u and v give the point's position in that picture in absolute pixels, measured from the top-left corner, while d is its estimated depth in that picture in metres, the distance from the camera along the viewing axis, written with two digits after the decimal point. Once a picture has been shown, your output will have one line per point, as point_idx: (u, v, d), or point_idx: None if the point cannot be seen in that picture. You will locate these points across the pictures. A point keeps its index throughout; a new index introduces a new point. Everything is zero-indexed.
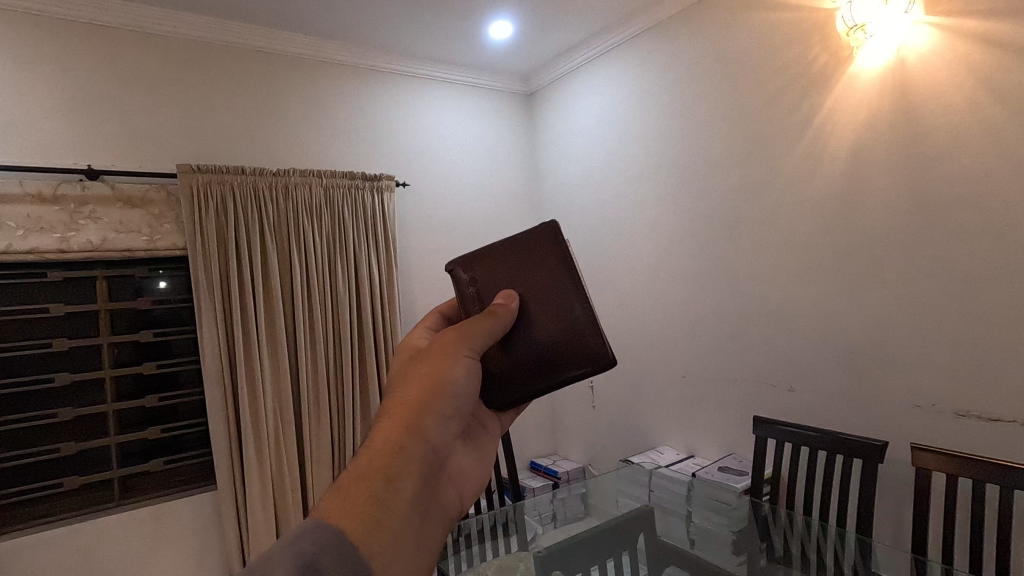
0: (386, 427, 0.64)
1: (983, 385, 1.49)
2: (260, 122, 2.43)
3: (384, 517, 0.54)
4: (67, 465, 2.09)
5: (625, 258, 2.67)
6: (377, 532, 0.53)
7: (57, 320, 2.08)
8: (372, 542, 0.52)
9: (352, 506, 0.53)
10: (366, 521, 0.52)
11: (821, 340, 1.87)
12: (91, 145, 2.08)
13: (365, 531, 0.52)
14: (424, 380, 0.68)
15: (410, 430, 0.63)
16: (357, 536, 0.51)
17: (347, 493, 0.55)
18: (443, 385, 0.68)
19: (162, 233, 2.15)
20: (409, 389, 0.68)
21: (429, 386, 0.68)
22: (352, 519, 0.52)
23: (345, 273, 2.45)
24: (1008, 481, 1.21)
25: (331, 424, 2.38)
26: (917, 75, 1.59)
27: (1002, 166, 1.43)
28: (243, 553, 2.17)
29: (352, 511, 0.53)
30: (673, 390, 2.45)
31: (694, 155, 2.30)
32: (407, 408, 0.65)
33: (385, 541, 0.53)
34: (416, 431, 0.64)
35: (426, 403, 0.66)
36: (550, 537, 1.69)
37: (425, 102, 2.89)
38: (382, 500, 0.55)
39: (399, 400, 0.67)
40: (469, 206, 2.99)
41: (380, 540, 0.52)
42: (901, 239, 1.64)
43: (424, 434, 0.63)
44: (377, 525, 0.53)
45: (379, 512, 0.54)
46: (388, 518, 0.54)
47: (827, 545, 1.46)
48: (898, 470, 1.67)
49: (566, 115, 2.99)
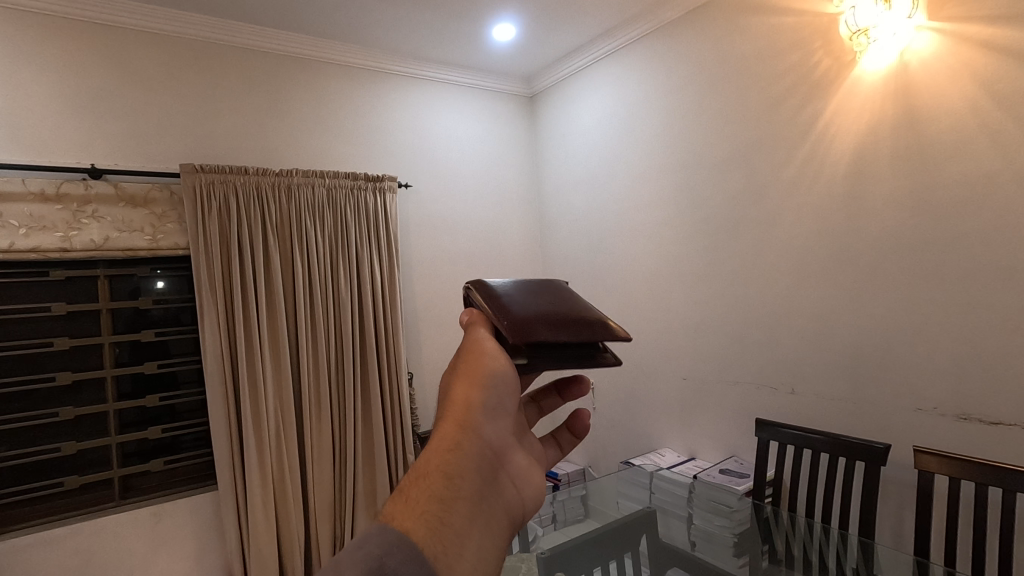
0: (442, 425, 0.68)
1: (984, 389, 1.49)
2: (263, 122, 2.43)
3: (446, 516, 0.59)
4: (68, 464, 2.08)
5: (627, 260, 2.67)
6: (440, 531, 0.57)
7: (58, 319, 2.08)
8: (436, 541, 0.56)
9: (414, 509, 0.58)
10: (428, 521, 0.57)
11: (822, 343, 1.87)
12: (94, 144, 2.07)
13: (428, 531, 0.57)
14: (470, 376, 0.70)
15: (464, 427, 0.67)
16: (420, 537, 0.56)
17: (409, 495, 0.60)
18: (490, 381, 0.71)
19: (164, 232, 2.15)
20: (458, 382, 0.70)
21: (476, 381, 0.71)
22: (413, 520, 0.57)
23: (347, 273, 2.46)
24: (1011, 485, 1.22)
25: (332, 423, 2.37)
26: (919, 80, 1.60)
27: (1004, 171, 1.44)
28: (243, 552, 2.17)
29: (414, 512, 0.58)
30: (674, 392, 2.45)
31: (696, 158, 2.30)
32: (460, 404, 0.69)
33: (448, 539, 0.57)
34: (469, 428, 0.68)
35: (475, 398, 0.69)
36: (552, 539, 1.68)
37: (428, 103, 2.90)
38: (442, 499, 0.60)
39: (451, 397, 0.69)
40: (471, 207, 3.00)
41: (443, 538, 0.57)
42: (903, 243, 1.65)
43: (477, 430, 0.67)
44: (438, 525, 0.58)
45: (439, 511, 0.59)
46: (448, 516, 0.59)
47: (829, 547, 1.46)
48: (899, 473, 1.67)
49: (569, 117, 3.00)
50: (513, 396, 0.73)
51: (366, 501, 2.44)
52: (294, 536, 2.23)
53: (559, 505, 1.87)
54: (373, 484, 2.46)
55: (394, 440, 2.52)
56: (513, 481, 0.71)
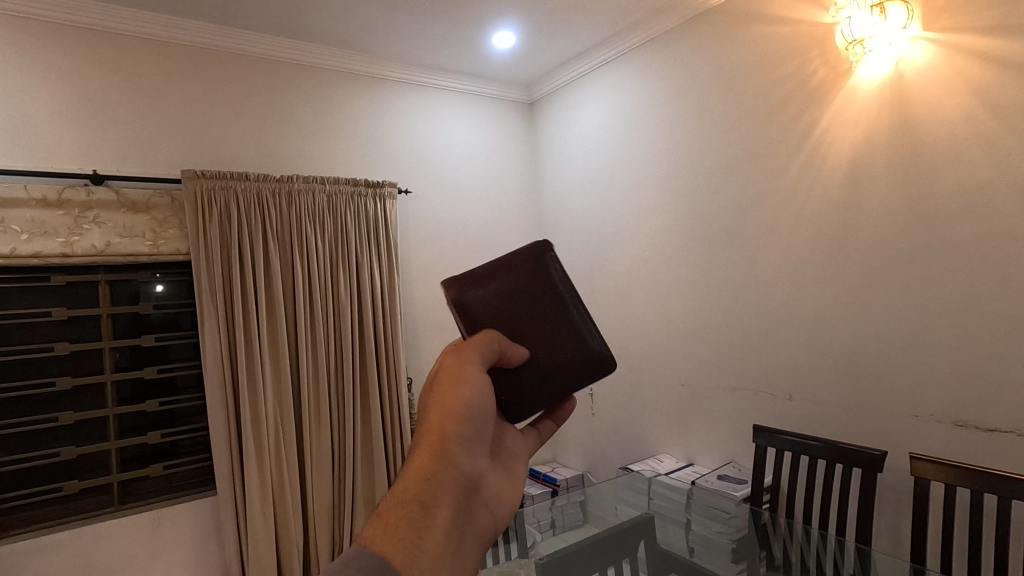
0: (419, 453, 0.69)
1: (981, 396, 1.50)
2: (264, 128, 2.44)
3: (422, 541, 0.61)
4: (67, 469, 2.09)
5: (626, 266, 2.68)
6: (417, 556, 0.59)
7: (59, 323, 2.08)
8: (412, 565, 0.58)
9: (391, 534, 0.60)
10: (403, 547, 0.59)
11: (819, 349, 1.88)
12: (96, 151, 2.09)
13: (404, 556, 0.58)
14: (443, 407, 0.71)
15: (440, 457, 0.68)
16: (396, 561, 0.57)
17: (387, 521, 0.62)
18: (463, 411, 0.70)
19: (165, 237, 2.16)
20: (431, 416, 0.71)
21: (450, 412, 0.70)
22: (390, 545, 0.59)
23: (346, 279, 2.46)
24: (1007, 492, 1.22)
25: (331, 428, 2.38)
26: (915, 89, 1.62)
27: (1000, 180, 1.46)
28: (242, 557, 2.17)
29: (391, 538, 0.60)
30: (673, 398, 2.46)
31: (694, 165, 2.32)
32: (435, 434, 0.70)
33: (424, 564, 0.59)
34: (445, 458, 0.69)
35: (449, 429, 0.70)
36: (550, 545, 1.69)
37: (428, 109, 2.91)
38: (418, 526, 0.62)
39: (427, 427, 0.71)
40: (471, 213, 3.01)
41: (420, 563, 0.58)
42: (899, 250, 1.66)
43: (454, 460, 0.68)
44: (415, 550, 0.59)
45: (415, 537, 0.60)
46: (424, 542, 0.61)
47: (826, 553, 1.47)
48: (896, 479, 1.68)
49: (568, 123, 3.01)
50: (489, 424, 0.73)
51: (365, 507, 2.44)
52: (294, 546, 2.23)
53: (557, 511, 1.87)
54: (372, 490, 2.46)
55: (393, 446, 2.52)
56: (492, 506, 0.72)
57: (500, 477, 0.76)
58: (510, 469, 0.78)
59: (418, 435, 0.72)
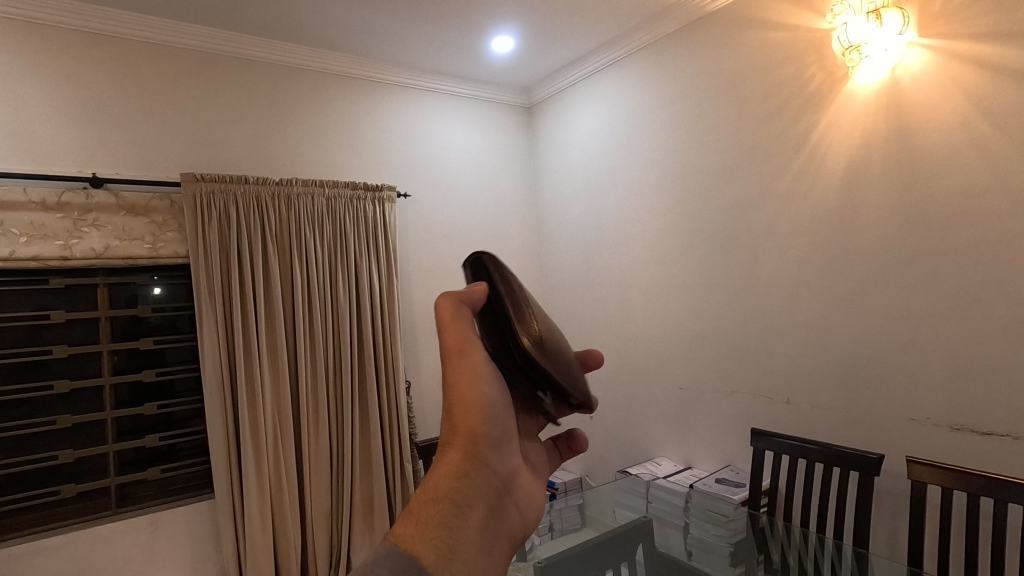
0: (449, 452, 0.69)
1: (977, 399, 1.51)
2: (263, 132, 2.45)
3: (453, 542, 0.60)
4: (64, 473, 2.08)
5: (624, 270, 2.69)
6: (449, 557, 0.58)
7: (57, 326, 2.08)
8: (443, 566, 0.57)
9: (422, 534, 0.59)
10: (436, 546, 0.58)
11: (817, 353, 1.89)
12: (95, 154, 2.09)
13: (434, 555, 0.57)
14: (476, 404, 0.72)
15: (471, 455, 0.68)
16: (427, 560, 0.56)
17: (418, 518, 0.61)
18: (483, 407, 0.70)
19: (164, 240, 2.16)
20: (456, 413, 0.71)
21: (482, 410, 0.72)
22: (421, 545, 0.58)
23: (345, 282, 2.47)
24: (1003, 495, 1.23)
25: (330, 432, 2.38)
26: (910, 95, 1.63)
27: (995, 185, 1.47)
28: (240, 560, 2.17)
29: (422, 537, 0.59)
30: (671, 401, 2.46)
31: (692, 169, 2.33)
32: (465, 432, 0.70)
33: (455, 565, 0.58)
34: (476, 456, 0.69)
35: (479, 426, 0.71)
36: (549, 548, 1.69)
37: (427, 113, 2.92)
38: (450, 526, 0.61)
39: (457, 425, 0.71)
40: (470, 216, 3.02)
41: (451, 564, 0.58)
42: (896, 254, 1.67)
43: (485, 458, 0.68)
44: (446, 550, 0.58)
45: (446, 537, 0.60)
46: (456, 541, 0.60)
47: (824, 557, 1.47)
48: (894, 483, 1.68)
49: (566, 127, 3.03)
50: (511, 421, 0.74)
51: (363, 511, 2.44)
52: (292, 551, 2.22)
53: (556, 514, 1.87)
54: (371, 494, 2.45)
55: (392, 449, 2.52)
56: (520, 509, 0.71)
57: (528, 480, 0.75)
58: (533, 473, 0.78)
59: (447, 434, 0.72)
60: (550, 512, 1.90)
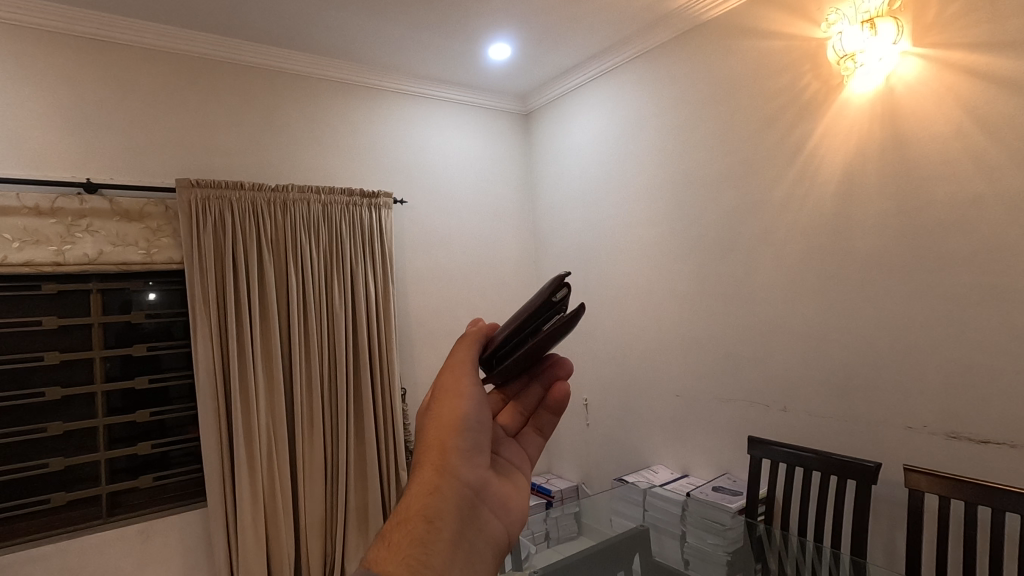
0: (419, 471, 0.69)
1: (973, 408, 1.51)
2: (259, 138, 2.45)
3: (428, 557, 0.59)
4: (55, 481, 2.05)
5: (620, 276, 2.69)
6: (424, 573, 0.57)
7: (49, 332, 2.06)
8: None
9: (396, 554, 0.58)
10: (409, 565, 0.57)
11: (812, 361, 1.89)
12: (89, 159, 2.08)
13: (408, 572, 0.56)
14: (440, 422, 0.72)
15: (441, 471, 0.68)
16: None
17: (392, 541, 0.61)
18: (461, 424, 0.72)
19: (159, 246, 2.15)
20: (430, 433, 0.72)
21: (447, 426, 0.72)
22: (394, 564, 0.57)
23: (341, 289, 2.46)
24: (1000, 503, 1.22)
25: (325, 439, 2.36)
26: (905, 103, 1.63)
27: (989, 193, 1.47)
28: (232, 569, 2.14)
29: (396, 556, 0.58)
30: (667, 409, 2.45)
31: (688, 176, 2.33)
32: (436, 449, 0.70)
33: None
34: (447, 471, 0.68)
35: (449, 440, 0.71)
36: (545, 557, 1.67)
37: (424, 119, 2.93)
38: (423, 542, 0.60)
39: (427, 442, 0.71)
40: (466, 222, 3.02)
41: None
42: (891, 263, 1.67)
43: (455, 471, 0.68)
44: (420, 567, 0.57)
45: (421, 554, 0.59)
46: (430, 556, 0.59)
47: (821, 565, 1.47)
48: (891, 491, 1.68)
49: (562, 134, 3.03)
50: (487, 435, 0.75)
51: (358, 519, 2.41)
52: (285, 561, 2.20)
53: (552, 522, 1.87)
54: (365, 502, 2.43)
55: (388, 458, 2.49)
56: (498, 515, 0.71)
57: (505, 486, 0.75)
58: (506, 478, 0.77)
59: (417, 452, 0.72)
60: (545, 521, 1.89)
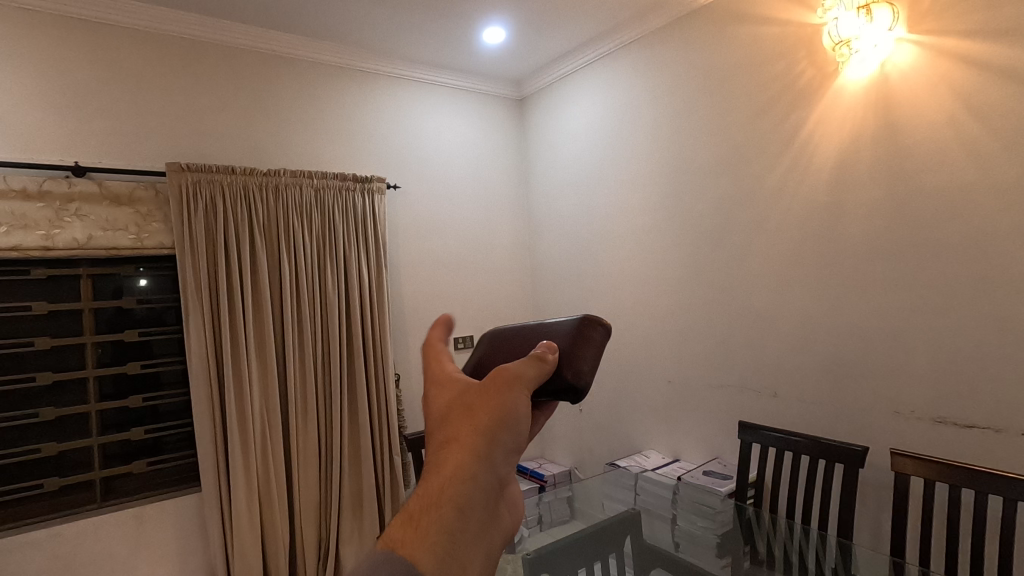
0: (452, 450, 0.53)
1: (958, 393, 1.54)
2: (251, 121, 2.42)
3: (456, 555, 0.46)
4: (48, 466, 2.05)
5: (614, 264, 2.69)
6: None
7: (39, 318, 2.05)
8: None
9: (421, 546, 0.45)
10: (441, 571, 0.44)
11: (803, 347, 1.91)
12: (78, 142, 2.05)
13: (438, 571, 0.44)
14: (489, 399, 0.56)
15: (481, 457, 0.52)
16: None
17: (417, 525, 0.47)
18: (514, 407, 0.57)
19: (149, 231, 2.13)
20: (474, 406, 0.56)
21: (497, 405, 0.56)
22: (420, 560, 0.44)
23: (334, 275, 2.45)
24: (982, 485, 1.25)
25: (318, 425, 2.37)
26: (899, 91, 1.64)
27: (980, 181, 1.48)
28: (227, 554, 2.16)
29: (422, 550, 0.45)
30: (659, 395, 2.48)
31: (683, 163, 2.33)
32: (475, 430, 0.54)
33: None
34: (488, 460, 0.52)
35: (495, 419, 0.55)
36: (537, 540, 1.69)
37: (418, 104, 2.90)
38: (454, 536, 0.47)
39: (467, 418, 0.55)
40: (460, 209, 3.01)
41: None
42: (882, 250, 1.69)
43: (499, 463, 0.53)
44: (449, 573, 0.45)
45: (453, 556, 0.46)
46: (461, 563, 0.46)
47: (809, 547, 1.51)
48: (877, 475, 1.71)
49: (557, 120, 3.01)
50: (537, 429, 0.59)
51: (352, 505, 2.42)
52: (280, 546, 2.22)
53: (545, 507, 1.89)
54: (359, 487, 2.44)
55: (381, 444, 2.50)
56: (529, 512, 0.57)
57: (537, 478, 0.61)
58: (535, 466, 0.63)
59: (448, 427, 0.55)
60: (538, 505, 1.91)
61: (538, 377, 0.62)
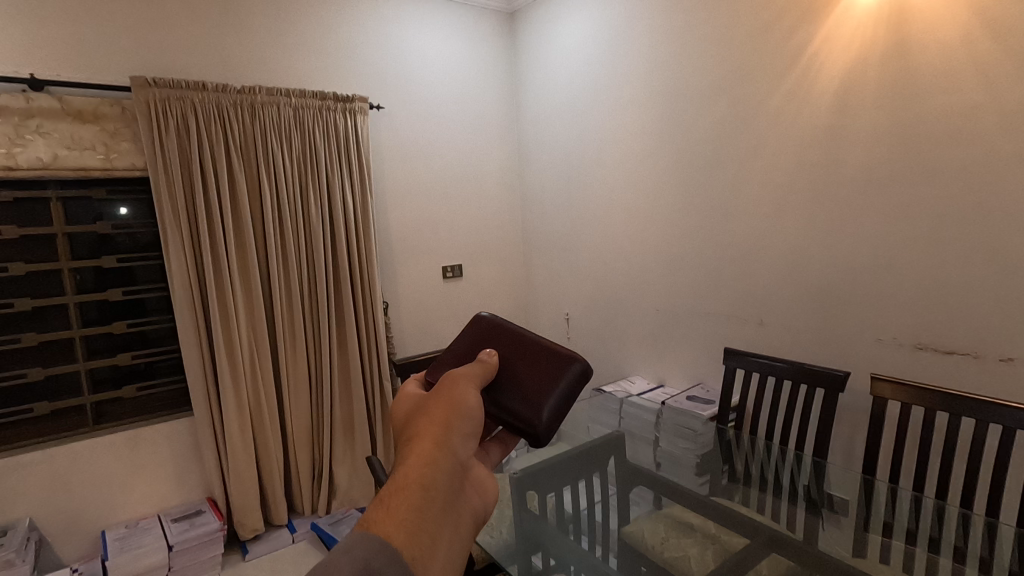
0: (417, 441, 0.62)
1: (942, 321, 1.56)
2: (220, 32, 2.24)
3: (427, 528, 0.52)
4: (37, 390, 2.05)
5: (605, 191, 2.63)
6: (424, 544, 0.50)
7: (11, 242, 1.97)
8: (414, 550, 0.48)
9: (393, 517, 0.51)
10: (411, 530, 0.50)
11: (792, 276, 1.91)
12: (31, 51, 1.89)
13: (409, 539, 0.49)
14: (443, 401, 0.69)
15: (442, 443, 0.62)
16: (400, 544, 0.48)
17: (389, 505, 0.52)
18: (465, 407, 0.69)
19: (118, 150, 2.03)
20: (433, 408, 0.67)
21: (451, 405, 0.68)
22: (392, 528, 0.49)
23: (317, 201, 2.36)
24: (955, 408, 1.29)
25: (308, 352, 2.37)
26: (915, 5, 1.53)
27: (988, 105, 1.42)
28: (223, 473, 2.22)
29: (394, 522, 0.50)
30: (648, 324, 2.50)
31: (681, 84, 2.22)
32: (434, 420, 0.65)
33: (429, 551, 0.50)
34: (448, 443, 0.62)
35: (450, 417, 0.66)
36: (525, 460, 1.76)
37: (400, 17, 2.70)
38: (424, 510, 0.53)
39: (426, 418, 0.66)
40: (446, 134, 2.88)
41: (426, 547, 0.50)
42: (880, 177, 1.65)
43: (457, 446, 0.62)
44: (418, 534, 0.50)
45: (423, 522, 0.51)
46: (430, 527, 0.52)
47: (784, 467, 1.60)
48: (854, 399, 1.77)
49: (550, 36, 2.83)
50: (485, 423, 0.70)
51: (344, 428, 2.47)
52: (274, 466, 2.29)
53: None
54: (351, 412, 2.48)
55: (372, 371, 2.51)
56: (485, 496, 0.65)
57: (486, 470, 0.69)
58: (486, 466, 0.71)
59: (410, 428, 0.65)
60: None
61: (483, 374, 0.79)
